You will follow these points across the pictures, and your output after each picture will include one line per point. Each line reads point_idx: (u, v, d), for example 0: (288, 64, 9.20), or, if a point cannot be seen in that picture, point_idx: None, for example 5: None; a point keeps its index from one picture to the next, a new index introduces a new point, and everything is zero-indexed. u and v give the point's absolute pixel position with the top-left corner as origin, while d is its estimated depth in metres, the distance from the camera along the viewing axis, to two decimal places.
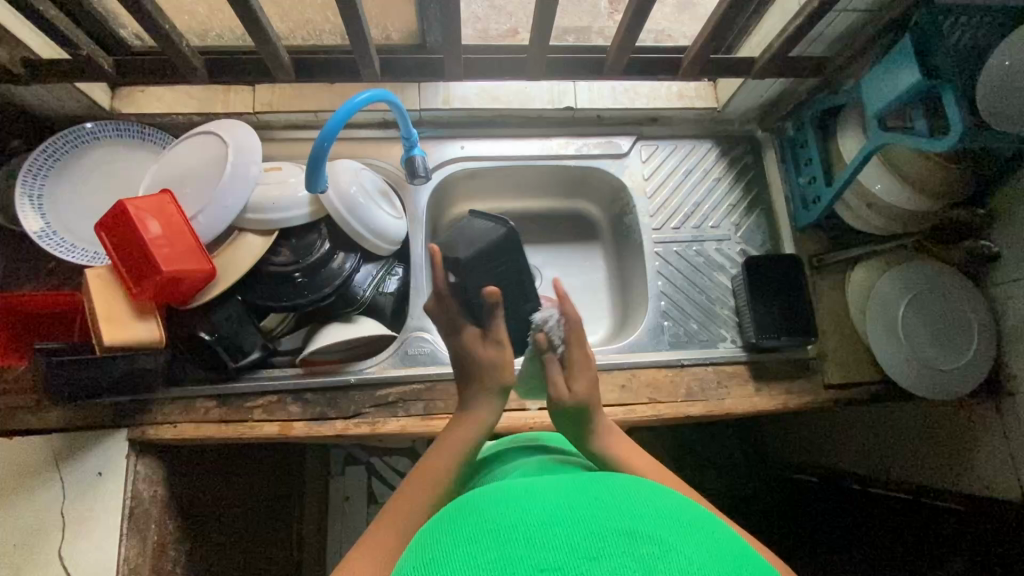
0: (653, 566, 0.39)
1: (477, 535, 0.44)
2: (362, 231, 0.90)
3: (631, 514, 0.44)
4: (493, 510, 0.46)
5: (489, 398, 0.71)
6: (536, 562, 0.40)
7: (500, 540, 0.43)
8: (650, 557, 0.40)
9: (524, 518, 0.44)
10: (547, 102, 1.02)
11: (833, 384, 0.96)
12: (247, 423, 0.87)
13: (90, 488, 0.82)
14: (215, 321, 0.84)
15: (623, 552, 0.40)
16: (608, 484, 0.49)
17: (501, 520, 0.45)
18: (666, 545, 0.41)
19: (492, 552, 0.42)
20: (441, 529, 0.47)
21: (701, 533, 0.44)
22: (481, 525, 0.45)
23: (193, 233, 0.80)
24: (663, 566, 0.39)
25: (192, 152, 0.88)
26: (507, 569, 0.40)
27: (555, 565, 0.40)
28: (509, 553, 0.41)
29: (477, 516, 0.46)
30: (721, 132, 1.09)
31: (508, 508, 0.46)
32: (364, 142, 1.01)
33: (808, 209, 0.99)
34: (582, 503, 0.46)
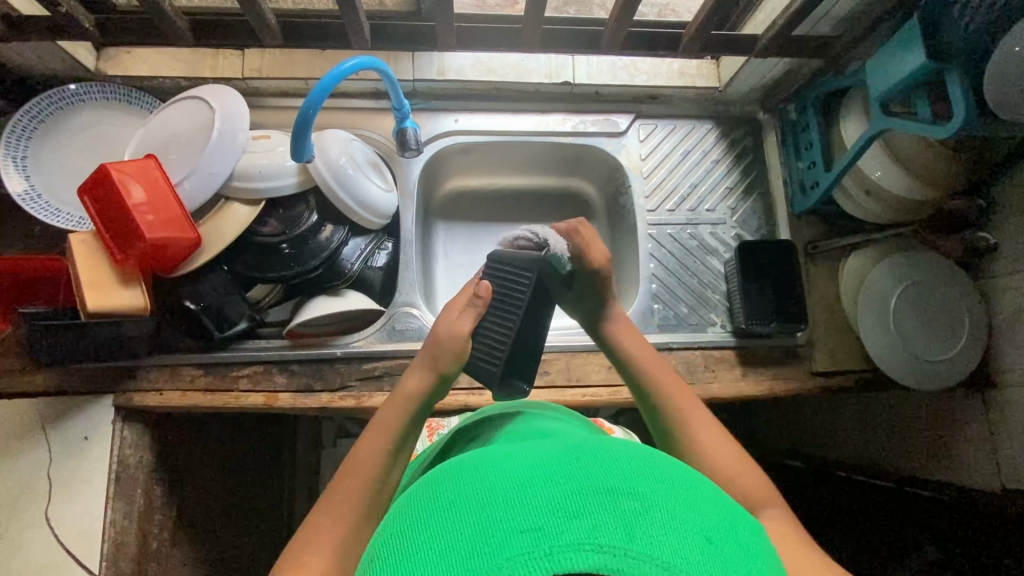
0: (633, 521, 0.41)
1: (459, 503, 0.45)
2: (350, 203, 0.88)
3: (611, 474, 0.45)
4: (475, 478, 0.48)
5: (422, 368, 0.67)
6: (518, 523, 0.41)
7: (481, 506, 0.44)
8: (631, 512, 0.42)
9: (505, 485, 0.45)
10: (545, 77, 0.99)
11: (820, 371, 0.96)
12: (232, 393, 0.87)
13: (77, 451, 0.83)
14: (200, 290, 0.84)
15: (603, 509, 0.41)
16: (588, 447, 0.51)
17: (483, 486, 0.46)
18: (648, 502, 0.43)
19: (474, 518, 0.43)
20: (424, 499, 0.48)
21: (682, 489, 0.46)
22: (463, 494, 0.46)
23: (178, 199, 0.79)
24: (643, 522, 0.41)
25: (179, 117, 0.86)
26: (489, 530, 0.41)
27: (536, 525, 0.41)
28: (491, 518, 0.42)
29: (459, 486, 0.47)
30: (722, 113, 1.07)
31: (489, 476, 0.47)
32: (355, 112, 0.98)
33: (806, 195, 0.98)
34: (562, 466, 0.47)
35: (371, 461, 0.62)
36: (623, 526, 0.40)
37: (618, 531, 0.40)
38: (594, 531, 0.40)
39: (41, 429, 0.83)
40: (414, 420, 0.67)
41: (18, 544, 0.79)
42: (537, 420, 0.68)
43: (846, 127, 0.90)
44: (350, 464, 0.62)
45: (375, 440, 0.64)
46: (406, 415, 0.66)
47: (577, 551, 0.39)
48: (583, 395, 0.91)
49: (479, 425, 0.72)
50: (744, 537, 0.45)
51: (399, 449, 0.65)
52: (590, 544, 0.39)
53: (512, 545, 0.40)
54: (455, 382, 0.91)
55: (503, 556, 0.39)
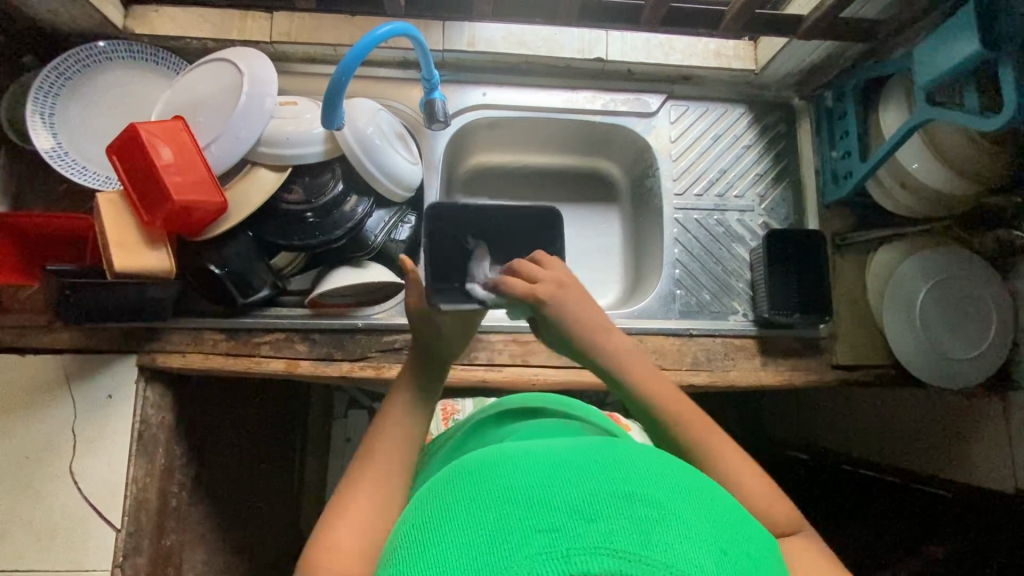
0: (650, 528, 0.42)
1: (475, 495, 0.46)
2: (376, 174, 0.87)
3: (630, 478, 0.46)
4: (491, 471, 0.48)
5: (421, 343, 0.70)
6: (536, 522, 0.42)
7: (501, 501, 0.44)
8: (649, 519, 0.42)
9: (523, 481, 0.46)
10: (577, 52, 0.96)
11: (841, 364, 0.95)
12: (254, 358, 0.87)
13: (102, 408, 0.85)
14: (225, 255, 0.83)
15: (621, 513, 0.42)
16: (604, 447, 0.51)
17: (499, 480, 0.47)
18: (665, 508, 0.44)
19: (491, 514, 0.43)
20: (440, 488, 0.49)
21: (700, 496, 0.47)
22: (480, 486, 0.47)
23: (205, 163, 0.79)
24: (660, 528, 0.42)
25: (207, 79, 0.85)
26: (506, 527, 0.42)
27: (552, 525, 0.41)
28: (508, 515, 0.43)
29: (478, 477, 0.48)
30: (756, 97, 1.04)
31: (507, 470, 0.48)
32: (382, 81, 0.97)
33: (839, 185, 0.96)
34: (581, 466, 0.47)
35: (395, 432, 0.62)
36: (640, 532, 0.41)
37: (635, 537, 0.41)
38: (611, 536, 0.40)
39: (66, 385, 0.84)
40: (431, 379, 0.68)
41: (46, 494, 0.82)
42: (560, 421, 0.69)
43: (884, 118, 0.88)
44: (375, 444, 0.61)
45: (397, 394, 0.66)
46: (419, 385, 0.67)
47: (594, 554, 0.39)
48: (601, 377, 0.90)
49: (504, 417, 0.73)
50: (754, 548, 0.46)
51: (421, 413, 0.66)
52: (607, 548, 0.40)
53: (529, 545, 0.40)
54: (473, 358, 0.91)
55: (520, 553, 0.40)
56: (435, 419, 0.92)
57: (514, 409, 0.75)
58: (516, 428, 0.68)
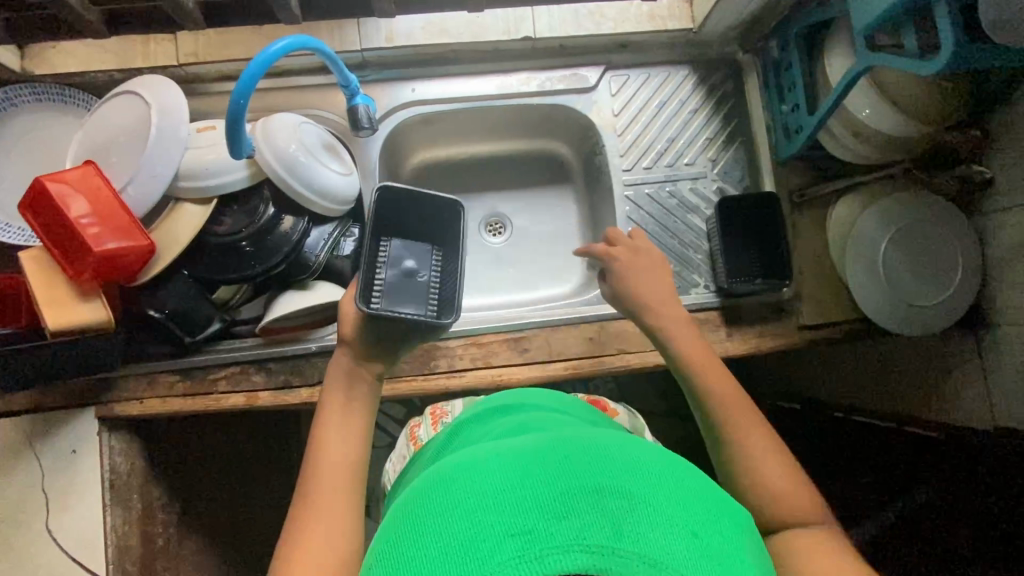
0: (621, 518, 0.42)
1: (451, 502, 0.46)
2: (306, 193, 0.84)
3: (601, 470, 0.46)
4: (463, 479, 0.48)
5: (344, 349, 0.69)
6: (508, 526, 0.42)
7: (473, 507, 0.44)
8: (619, 512, 0.43)
9: (495, 484, 0.46)
10: (503, 33, 0.91)
11: (809, 325, 0.93)
12: (212, 395, 0.86)
13: (68, 464, 0.84)
14: (163, 298, 0.81)
15: (591, 508, 0.43)
16: (575, 440, 0.51)
17: (471, 486, 0.46)
18: (635, 499, 0.44)
19: (465, 522, 0.43)
20: (418, 497, 0.49)
21: (672, 480, 0.47)
22: (453, 493, 0.46)
23: (123, 207, 0.76)
24: (630, 519, 0.42)
25: (115, 115, 0.81)
26: (479, 535, 0.42)
27: (524, 528, 0.42)
28: (481, 521, 0.43)
29: (450, 487, 0.47)
30: (699, 56, 0.99)
31: (480, 473, 0.48)
32: (303, 90, 0.92)
33: (790, 140, 0.92)
34: (552, 465, 0.47)
35: (331, 455, 0.62)
36: (611, 526, 0.41)
37: (606, 528, 0.41)
38: (582, 531, 0.41)
39: (29, 446, 0.84)
40: (358, 380, 0.68)
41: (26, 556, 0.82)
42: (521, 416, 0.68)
43: (831, 66, 0.84)
44: (312, 473, 0.61)
45: (332, 404, 0.66)
46: (346, 393, 0.67)
47: (567, 551, 0.40)
48: (566, 369, 0.89)
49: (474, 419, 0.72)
50: (723, 525, 0.46)
51: (353, 421, 0.65)
52: (580, 544, 0.40)
53: (502, 550, 0.41)
54: (433, 367, 0.88)
55: (493, 561, 0.40)
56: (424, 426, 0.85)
57: (472, 413, 0.74)
58: (487, 429, 0.66)
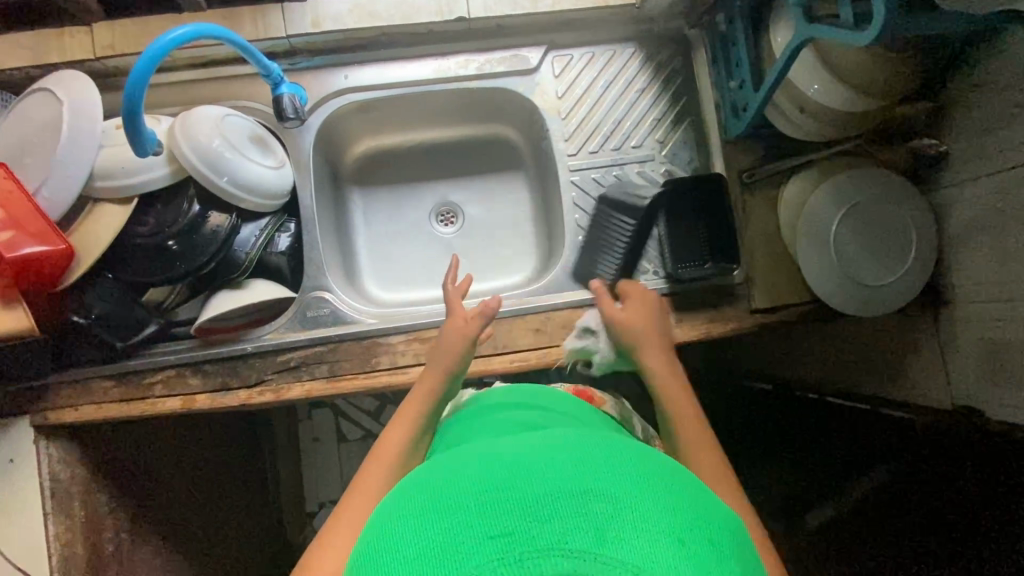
0: (605, 524, 0.39)
1: (435, 502, 0.44)
2: (231, 189, 0.80)
3: (590, 471, 0.44)
4: (451, 479, 0.46)
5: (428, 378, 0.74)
6: (490, 527, 0.40)
7: (457, 508, 0.42)
8: (603, 515, 0.40)
9: (481, 483, 0.44)
10: (436, 14, 0.87)
11: (760, 308, 0.90)
12: (148, 400, 0.84)
13: (6, 473, 0.83)
14: (88, 302, 0.78)
15: (576, 511, 0.40)
16: (569, 441, 0.48)
17: (457, 486, 0.44)
18: (621, 503, 0.41)
19: (447, 523, 0.41)
20: (399, 499, 0.47)
21: (664, 485, 0.44)
22: (437, 495, 0.44)
23: (37, 209, 0.73)
24: (614, 524, 0.40)
25: (28, 114, 0.78)
26: (459, 536, 0.40)
27: (507, 530, 0.40)
28: (463, 522, 0.41)
29: (436, 487, 0.45)
30: (645, 33, 0.95)
31: (467, 474, 0.46)
32: (232, 81, 0.89)
33: (738, 118, 0.89)
34: (541, 466, 0.44)
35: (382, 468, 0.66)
36: (593, 531, 0.39)
37: (589, 533, 0.39)
38: (565, 536, 0.39)
39: None
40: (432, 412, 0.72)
41: None
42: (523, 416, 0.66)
43: (777, 38, 0.80)
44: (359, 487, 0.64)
45: (399, 425, 0.70)
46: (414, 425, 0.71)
47: (549, 556, 0.38)
48: (512, 361, 0.87)
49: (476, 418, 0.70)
50: (716, 531, 0.43)
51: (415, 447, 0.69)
52: (562, 548, 0.38)
53: (481, 552, 0.39)
54: (375, 364, 0.86)
55: (471, 564, 0.38)
56: None
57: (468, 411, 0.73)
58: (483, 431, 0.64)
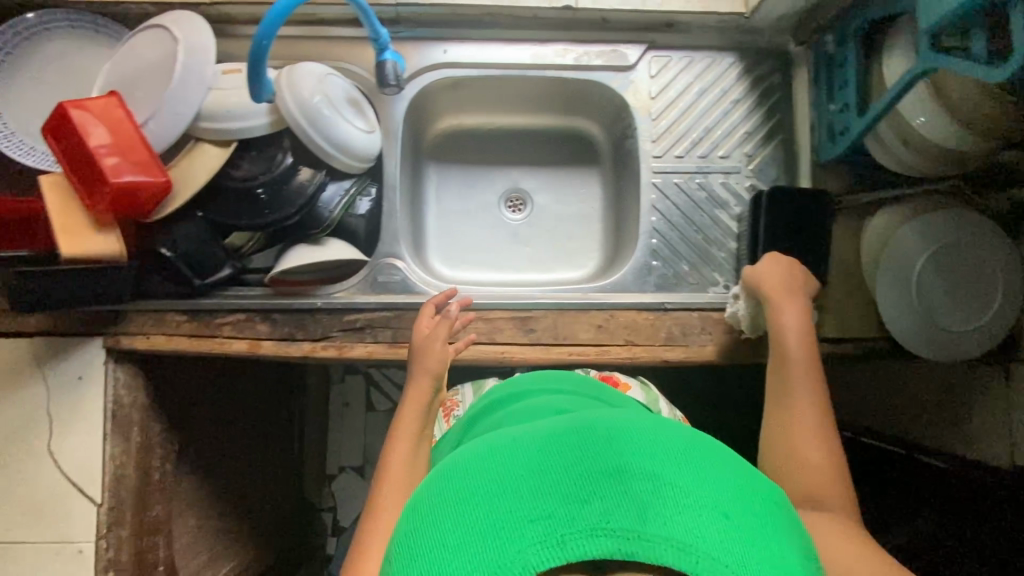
0: (646, 502, 0.40)
1: (470, 490, 0.44)
2: (325, 146, 0.82)
3: (623, 452, 0.44)
4: (484, 464, 0.47)
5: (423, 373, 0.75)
6: (529, 512, 0.40)
7: (494, 494, 0.43)
8: (644, 495, 0.40)
9: (517, 470, 0.44)
10: (544, 1, 0.87)
11: (828, 337, 0.89)
12: (216, 339, 0.86)
13: (74, 389, 0.86)
14: (175, 237, 0.81)
15: (614, 492, 0.41)
16: (601, 422, 0.49)
17: (492, 471, 0.45)
18: (659, 480, 0.42)
19: (486, 511, 0.42)
20: (435, 484, 0.48)
21: (698, 458, 0.45)
22: (473, 481, 0.45)
23: (143, 141, 0.75)
24: (656, 502, 0.40)
25: (145, 48, 0.80)
26: (500, 522, 0.41)
27: (547, 514, 0.40)
28: (501, 508, 0.41)
29: (469, 472, 0.46)
30: (747, 44, 0.94)
31: (499, 458, 0.47)
32: (335, 41, 0.90)
33: (835, 142, 0.87)
34: (574, 450, 0.45)
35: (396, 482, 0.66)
36: (636, 510, 0.39)
37: (630, 512, 0.39)
38: (606, 516, 0.39)
39: (39, 367, 0.86)
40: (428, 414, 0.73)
41: (29, 471, 0.85)
42: (541, 401, 0.66)
43: (890, 64, 0.78)
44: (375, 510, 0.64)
45: (401, 435, 0.70)
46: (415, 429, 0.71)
47: (592, 536, 0.38)
48: (571, 354, 0.87)
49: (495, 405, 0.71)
50: (754, 504, 0.43)
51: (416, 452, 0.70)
52: (605, 529, 0.38)
53: (524, 537, 0.39)
54: None
55: (517, 548, 0.39)
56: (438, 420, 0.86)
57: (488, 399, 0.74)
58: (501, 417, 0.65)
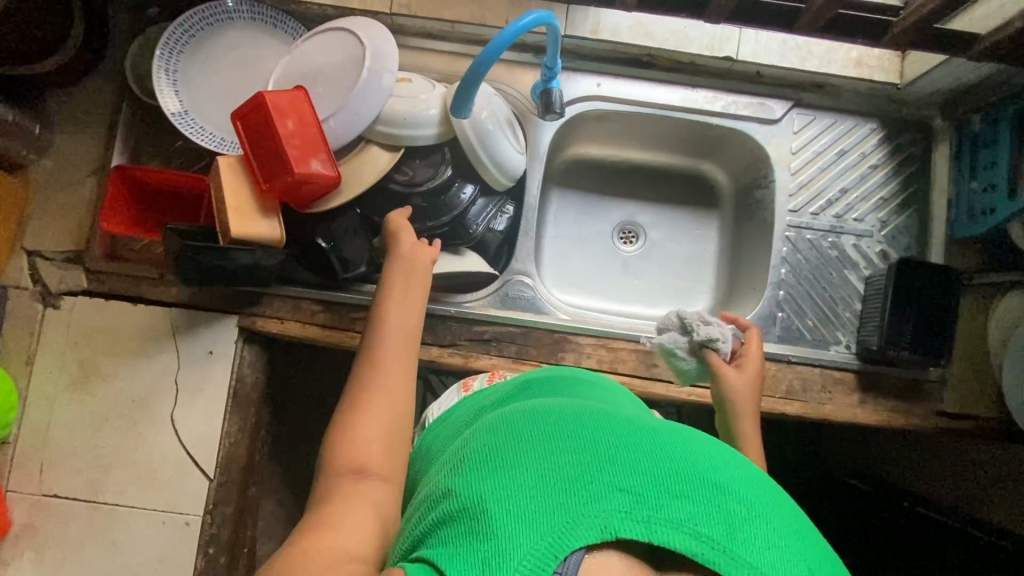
0: (737, 523, 0.40)
1: (556, 442, 0.45)
2: (487, 162, 0.85)
3: (721, 470, 0.44)
4: (572, 427, 0.47)
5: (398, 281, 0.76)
6: (618, 480, 0.41)
7: (584, 453, 0.43)
8: (736, 515, 0.40)
9: (612, 443, 0.45)
10: (705, 49, 0.91)
11: (946, 412, 0.89)
12: (348, 333, 0.89)
13: (203, 363, 0.88)
14: (334, 231, 0.85)
15: (709, 500, 0.41)
16: (697, 438, 0.48)
17: (584, 434, 0.46)
18: (753, 509, 0.41)
19: (572, 463, 0.42)
20: (514, 426, 0.49)
21: (783, 506, 0.44)
22: (562, 437, 0.45)
23: (323, 137, 0.78)
24: (746, 526, 0.40)
25: (330, 49, 0.84)
26: (586, 476, 0.41)
27: (634, 488, 0.41)
28: (590, 466, 0.42)
29: (558, 427, 0.47)
30: (891, 113, 0.96)
31: (590, 427, 0.47)
32: (498, 63, 0.94)
33: (975, 220, 0.88)
34: (671, 447, 0.45)
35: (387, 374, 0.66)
36: (725, 526, 0.39)
37: (720, 526, 0.39)
38: (694, 516, 0.39)
39: (173, 336, 0.88)
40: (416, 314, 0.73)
41: (147, 438, 0.87)
42: (612, 391, 0.64)
43: None
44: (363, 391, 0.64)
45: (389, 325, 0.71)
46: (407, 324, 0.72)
47: (676, 530, 0.39)
48: (689, 394, 0.88)
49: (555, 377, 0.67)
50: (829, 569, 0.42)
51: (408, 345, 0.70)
52: (691, 528, 0.39)
53: (608, 499, 0.40)
54: (560, 359, 0.88)
55: (598, 506, 0.39)
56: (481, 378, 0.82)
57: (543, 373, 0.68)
58: (574, 390, 0.62)
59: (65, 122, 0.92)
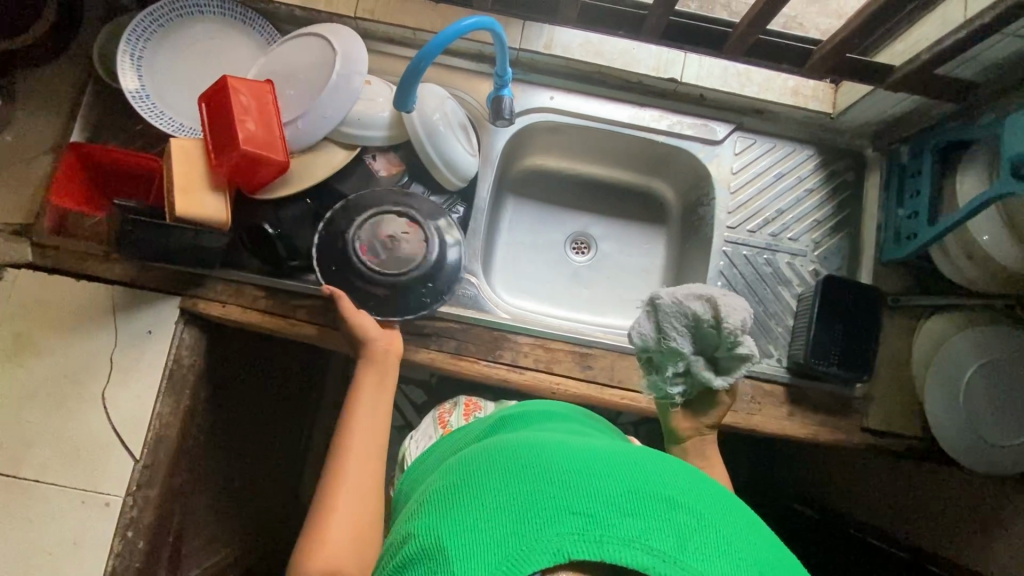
0: (688, 534, 0.37)
1: (508, 472, 0.41)
2: (437, 161, 0.89)
3: (674, 484, 0.41)
4: (525, 453, 0.43)
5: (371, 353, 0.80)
6: (570, 503, 0.37)
7: (536, 478, 0.40)
8: (686, 526, 0.37)
9: (566, 465, 0.41)
10: (652, 69, 0.96)
11: (871, 429, 0.91)
12: (289, 320, 0.90)
13: (141, 343, 0.88)
14: (280, 218, 0.87)
15: (660, 517, 0.37)
16: (649, 455, 0.45)
17: (536, 460, 0.42)
18: (704, 520, 0.38)
19: (525, 492, 0.39)
20: (469, 463, 0.46)
21: (738, 516, 0.42)
22: (517, 465, 0.42)
23: (277, 124, 0.81)
24: (697, 537, 0.37)
25: (292, 45, 0.88)
26: (537, 503, 0.38)
27: (588, 511, 0.37)
28: (542, 493, 0.38)
29: (513, 454, 0.43)
30: (827, 141, 1.01)
31: (544, 452, 0.43)
32: (455, 71, 0.98)
33: (900, 244, 0.92)
34: (620, 465, 0.42)
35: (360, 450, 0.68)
36: (676, 536, 0.36)
37: (671, 539, 0.36)
38: (646, 532, 0.36)
39: (113, 313, 0.88)
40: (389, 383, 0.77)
41: (76, 414, 0.86)
42: (578, 427, 0.62)
43: (962, 183, 0.82)
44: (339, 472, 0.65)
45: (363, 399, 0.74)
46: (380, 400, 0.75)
47: (627, 548, 0.35)
48: (621, 398, 0.89)
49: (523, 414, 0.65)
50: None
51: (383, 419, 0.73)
52: (643, 544, 0.35)
53: (562, 524, 0.36)
54: (497, 357, 0.90)
55: (552, 532, 0.36)
56: (457, 412, 0.91)
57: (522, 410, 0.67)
58: (536, 424, 0.60)
59: (29, 101, 0.93)
